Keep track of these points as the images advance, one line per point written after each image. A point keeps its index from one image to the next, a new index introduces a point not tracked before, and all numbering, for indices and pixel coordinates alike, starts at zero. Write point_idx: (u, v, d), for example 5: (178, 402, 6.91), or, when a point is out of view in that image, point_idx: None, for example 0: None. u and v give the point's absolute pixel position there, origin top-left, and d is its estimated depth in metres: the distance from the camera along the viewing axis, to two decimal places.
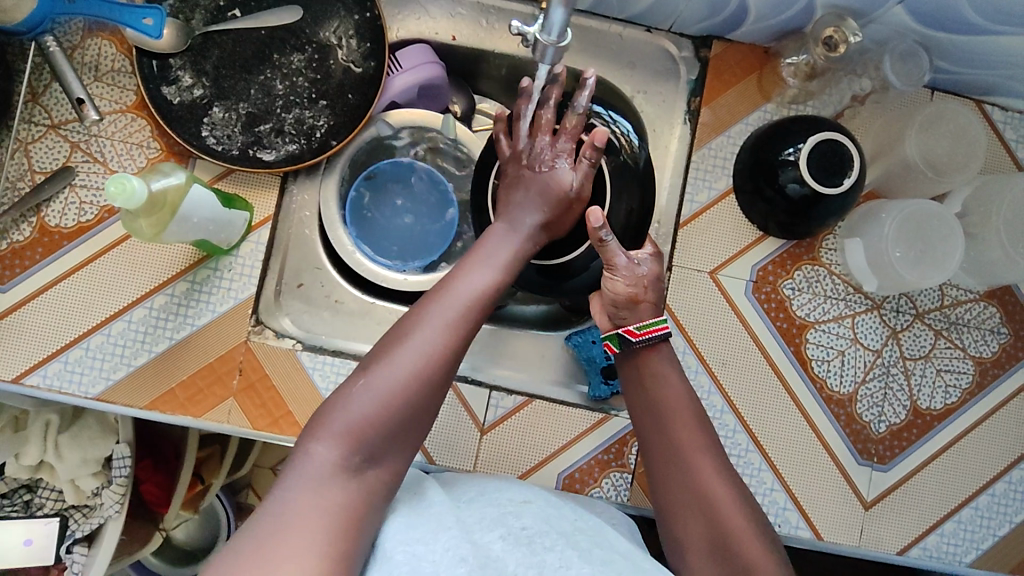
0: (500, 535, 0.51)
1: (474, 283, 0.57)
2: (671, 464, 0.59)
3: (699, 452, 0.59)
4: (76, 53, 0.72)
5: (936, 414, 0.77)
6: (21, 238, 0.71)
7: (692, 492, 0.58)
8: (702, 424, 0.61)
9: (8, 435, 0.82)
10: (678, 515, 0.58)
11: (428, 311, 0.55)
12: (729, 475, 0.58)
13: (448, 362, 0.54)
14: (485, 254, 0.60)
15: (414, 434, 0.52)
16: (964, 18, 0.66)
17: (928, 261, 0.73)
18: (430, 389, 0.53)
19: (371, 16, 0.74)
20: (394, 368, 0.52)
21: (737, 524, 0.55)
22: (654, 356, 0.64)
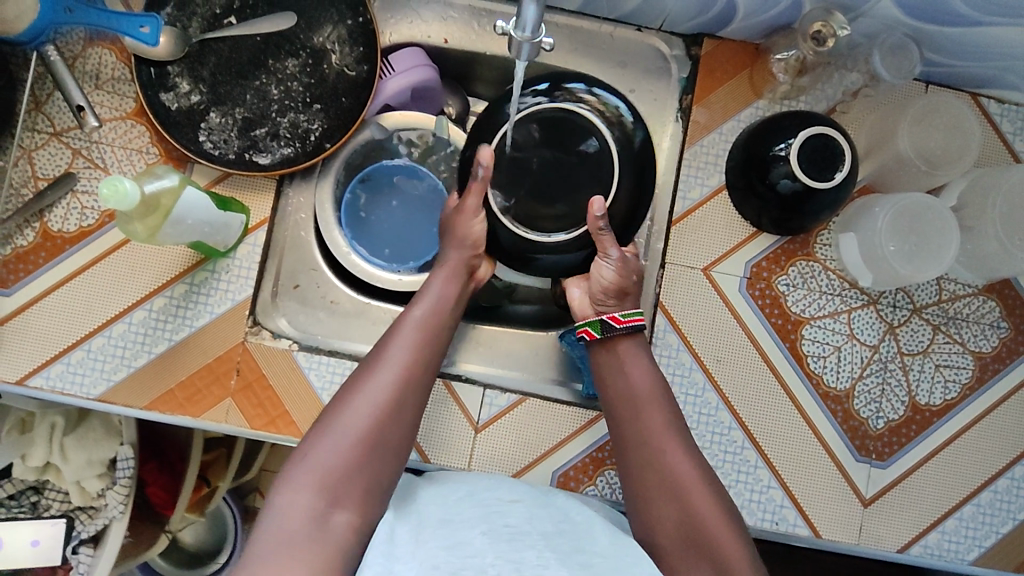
0: (482, 532, 0.53)
1: (415, 334, 0.64)
2: (639, 445, 0.63)
3: (666, 431, 0.63)
4: (77, 62, 0.74)
5: (935, 409, 0.76)
6: (25, 243, 0.73)
7: (660, 470, 0.61)
8: (667, 404, 0.65)
9: (14, 437, 0.84)
10: (649, 498, 0.61)
11: (374, 365, 0.61)
12: (692, 451, 0.63)
13: (398, 406, 0.60)
14: (424, 304, 0.67)
15: (379, 476, 0.57)
16: (953, 9, 0.66)
17: (923, 255, 0.72)
18: (386, 434, 0.58)
19: (364, 20, 0.75)
20: (348, 420, 0.58)
21: (700, 498, 0.60)
22: (628, 342, 0.68)
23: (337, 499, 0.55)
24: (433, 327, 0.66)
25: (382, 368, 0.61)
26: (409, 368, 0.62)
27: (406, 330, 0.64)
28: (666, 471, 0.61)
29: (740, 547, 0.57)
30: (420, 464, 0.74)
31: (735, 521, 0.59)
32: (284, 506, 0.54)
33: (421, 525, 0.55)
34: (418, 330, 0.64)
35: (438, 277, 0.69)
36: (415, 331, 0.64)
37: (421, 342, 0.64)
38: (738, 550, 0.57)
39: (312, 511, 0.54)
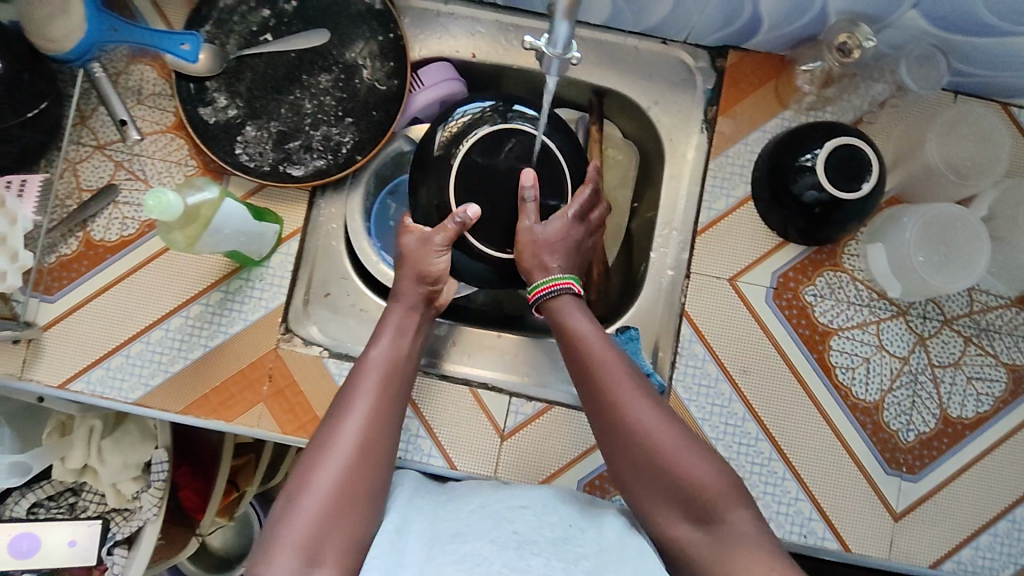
0: (492, 539, 0.54)
1: (375, 381, 0.63)
2: (596, 409, 0.61)
3: (619, 380, 0.61)
4: (120, 78, 0.78)
5: (968, 422, 0.75)
6: (69, 252, 0.75)
7: (619, 431, 0.59)
8: (615, 354, 0.63)
9: (55, 439, 0.87)
10: (619, 457, 0.60)
11: (336, 419, 0.61)
12: (646, 395, 0.60)
13: (366, 459, 0.59)
14: (382, 348, 0.66)
15: (356, 526, 0.57)
16: (982, 20, 0.65)
17: (953, 265, 0.72)
18: (355, 487, 0.58)
19: (394, 37, 0.77)
20: (316, 482, 0.57)
21: (665, 447, 0.58)
22: (559, 304, 0.67)
23: (315, 556, 0.55)
24: (393, 370, 0.65)
25: (344, 421, 0.60)
26: (375, 415, 0.61)
27: (366, 379, 0.64)
28: (627, 428, 0.59)
29: (712, 478, 0.57)
30: (447, 471, 0.75)
31: (702, 451, 0.59)
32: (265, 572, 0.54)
33: (435, 537, 0.56)
34: (378, 376, 0.64)
35: (394, 318, 0.69)
36: (376, 377, 0.64)
37: (384, 387, 0.63)
38: (715, 484, 0.57)
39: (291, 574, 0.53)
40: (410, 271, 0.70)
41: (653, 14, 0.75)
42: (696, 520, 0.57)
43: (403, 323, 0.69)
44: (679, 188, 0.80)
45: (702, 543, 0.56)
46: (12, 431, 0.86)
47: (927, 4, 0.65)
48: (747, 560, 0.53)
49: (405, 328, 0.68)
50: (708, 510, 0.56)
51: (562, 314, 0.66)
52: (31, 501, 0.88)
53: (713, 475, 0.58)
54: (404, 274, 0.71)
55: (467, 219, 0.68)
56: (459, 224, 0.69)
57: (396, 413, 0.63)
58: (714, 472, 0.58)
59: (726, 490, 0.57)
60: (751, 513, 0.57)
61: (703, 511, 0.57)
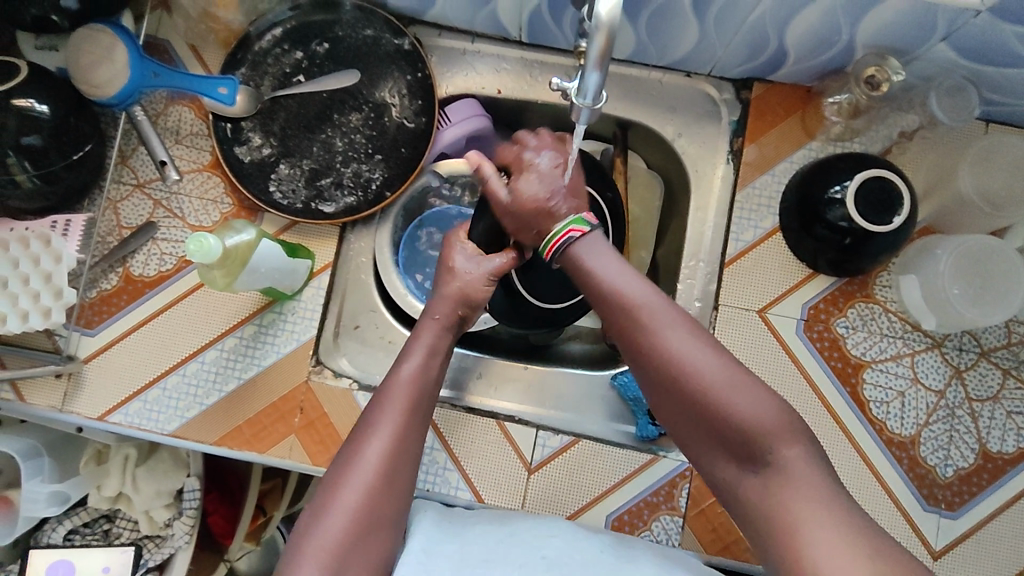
0: (520, 565, 0.56)
1: (401, 395, 0.61)
2: (629, 346, 0.55)
3: (650, 319, 0.54)
4: (159, 119, 0.80)
5: (1008, 457, 0.73)
6: (109, 287, 0.78)
7: (654, 367, 0.53)
8: (647, 285, 0.56)
9: (91, 468, 0.88)
10: (659, 398, 0.54)
11: (359, 440, 0.59)
12: (688, 329, 0.53)
13: (389, 483, 0.58)
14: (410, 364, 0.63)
15: (381, 546, 0.57)
16: (1013, 52, 0.64)
17: (990, 297, 0.70)
18: (381, 513, 0.57)
19: (423, 75, 0.79)
20: (342, 502, 0.56)
21: (709, 383, 0.51)
22: (576, 246, 0.59)
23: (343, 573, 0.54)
24: (421, 390, 0.63)
25: (370, 438, 0.59)
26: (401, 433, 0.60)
27: (393, 393, 0.61)
28: (665, 366, 0.52)
29: (766, 414, 0.50)
30: (474, 504, 0.75)
31: (754, 384, 0.51)
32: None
33: (461, 559, 0.57)
34: (407, 397, 0.61)
35: (427, 337, 0.66)
36: (404, 398, 0.61)
37: (413, 410, 0.61)
38: (769, 421, 0.50)
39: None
40: (454, 292, 0.68)
41: (678, 49, 0.76)
42: (746, 461, 0.50)
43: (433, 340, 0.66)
44: (706, 219, 0.80)
45: (752, 487, 0.50)
46: (51, 460, 0.85)
47: (956, 38, 0.65)
48: (803, 505, 0.47)
49: (433, 351, 0.66)
50: (761, 452, 0.50)
51: (581, 253, 0.59)
52: (66, 528, 0.90)
53: (763, 410, 0.50)
54: (444, 295, 0.68)
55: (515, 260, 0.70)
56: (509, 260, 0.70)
57: (418, 435, 0.61)
58: (764, 406, 0.50)
59: (783, 428, 0.50)
60: (812, 455, 0.50)
61: (751, 451, 0.50)
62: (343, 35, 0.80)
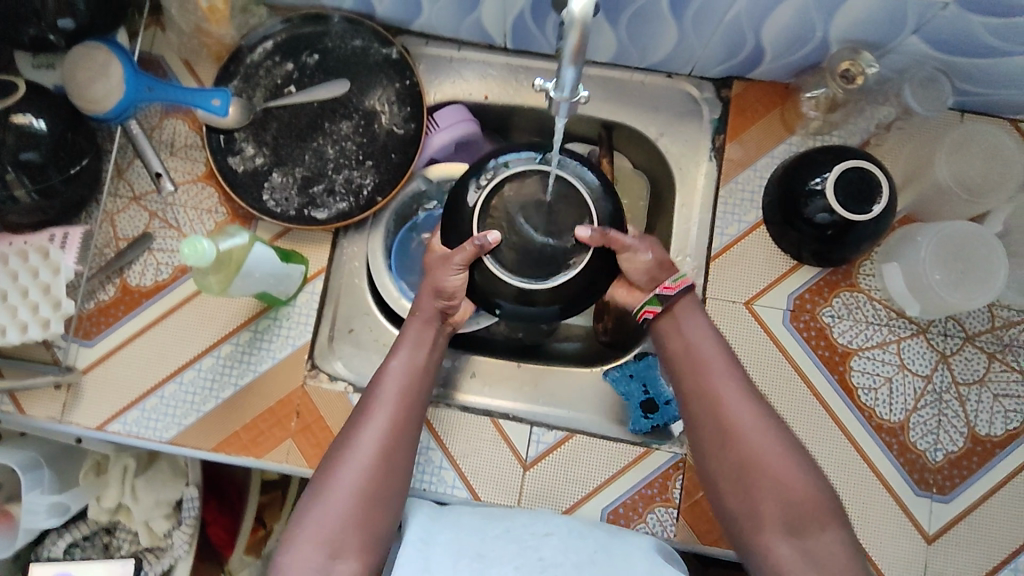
0: (517, 566, 0.57)
1: (395, 387, 0.65)
2: (702, 407, 0.66)
3: (725, 388, 0.65)
4: (154, 132, 0.82)
5: (997, 440, 0.74)
6: (107, 298, 0.79)
7: (721, 427, 0.64)
8: (729, 360, 0.67)
9: (91, 479, 0.89)
10: (716, 454, 0.64)
11: (357, 424, 0.63)
12: (756, 408, 0.65)
13: (383, 464, 0.61)
14: (401, 360, 0.67)
15: (375, 527, 0.59)
16: (982, 42, 0.66)
17: (970, 281, 0.72)
18: (376, 493, 0.60)
19: (411, 83, 0.81)
20: (339, 484, 0.60)
21: (768, 454, 0.62)
22: (685, 304, 0.70)
23: (337, 551, 0.58)
24: (410, 379, 0.66)
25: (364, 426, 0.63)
26: (391, 421, 0.63)
27: (387, 383, 0.66)
28: (732, 430, 0.64)
29: (813, 491, 0.61)
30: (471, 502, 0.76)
31: (808, 466, 0.62)
32: (285, 560, 0.57)
33: (458, 556, 0.58)
34: (398, 386, 0.65)
35: (411, 332, 0.70)
36: (395, 388, 0.65)
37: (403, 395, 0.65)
38: (814, 500, 0.60)
39: (315, 564, 0.57)
40: (428, 285, 0.70)
41: (658, 50, 0.78)
42: (788, 528, 0.60)
43: (421, 337, 0.69)
44: (691, 216, 0.82)
45: (787, 549, 0.59)
46: (51, 471, 0.85)
47: (927, 31, 0.67)
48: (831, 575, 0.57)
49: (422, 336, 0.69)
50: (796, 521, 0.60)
51: (678, 319, 0.70)
52: (67, 541, 0.90)
53: (809, 489, 0.61)
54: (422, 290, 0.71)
55: (486, 244, 0.66)
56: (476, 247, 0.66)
57: (410, 423, 0.65)
58: (810, 487, 0.61)
59: (823, 507, 0.60)
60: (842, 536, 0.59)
61: (794, 520, 0.60)
62: (332, 46, 0.82)
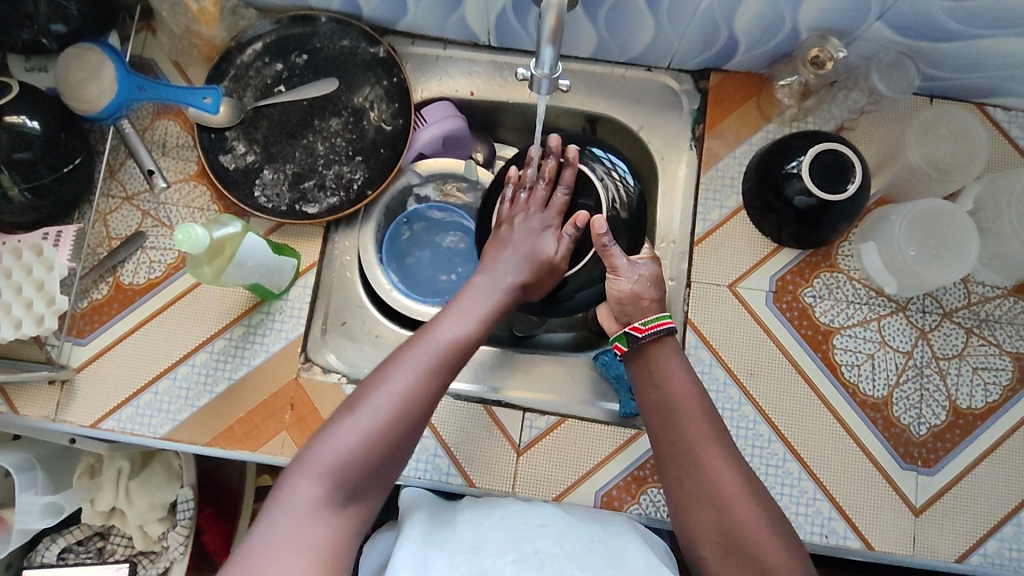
0: (514, 560, 0.57)
1: (443, 341, 0.63)
2: (675, 460, 0.63)
3: (701, 438, 0.63)
4: (146, 133, 0.84)
5: (978, 413, 0.76)
6: (100, 296, 0.80)
7: (698, 482, 0.61)
8: (705, 410, 0.65)
9: (85, 482, 0.88)
10: (691, 510, 0.61)
11: (409, 359, 0.62)
12: (731, 463, 0.62)
13: (422, 406, 0.60)
14: (455, 319, 0.66)
15: (390, 469, 0.59)
16: (943, 25, 0.70)
17: (944, 257, 0.74)
18: (406, 435, 0.59)
19: (398, 80, 0.83)
20: (377, 410, 0.58)
21: (743, 513, 0.59)
22: (661, 349, 0.68)
23: (347, 491, 0.56)
24: (462, 339, 0.64)
25: (405, 371, 0.61)
26: (434, 374, 0.62)
27: (436, 336, 0.64)
28: (706, 486, 0.61)
29: (790, 558, 0.58)
30: (466, 489, 0.76)
31: (787, 533, 0.59)
32: (290, 489, 0.55)
33: (455, 549, 0.59)
34: (457, 339, 0.64)
35: (470, 295, 0.69)
36: (444, 345, 0.63)
37: (459, 347, 0.64)
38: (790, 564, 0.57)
39: (323, 495, 0.55)
40: (519, 253, 0.72)
41: (637, 43, 0.81)
42: None
43: (476, 298, 0.68)
44: (674, 203, 0.84)
45: None
46: (44, 473, 0.85)
47: (890, 16, 0.70)
48: None
49: (496, 281, 0.70)
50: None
51: (656, 363, 0.68)
52: (60, 546, 0.90)
53: (785, 554, 0.57)
54: (508, 257, 0.72)
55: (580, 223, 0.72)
56: (574, 233, 0.72)
57: (448, 384, 0.63)
58: (786, 550, 0.58)
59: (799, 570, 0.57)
60: None
61: None
62: (321, 46, 0.84)
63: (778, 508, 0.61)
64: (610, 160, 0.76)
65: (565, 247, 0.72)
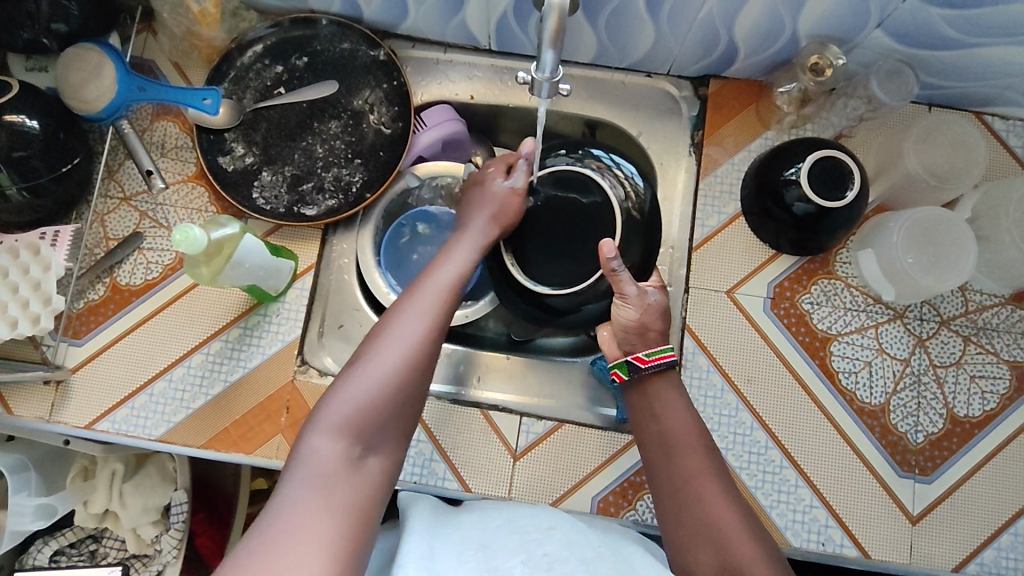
0: (522, 561, 0.56)
1: (441, 287, 0.64)
2: (675, 494, 0.63)
3: (701, 473, 0.63)
4: (145, 133, 0.84)
5: (975, 421, 0.76)
6: (96, 297, 0.80)
7: (698, 516, 0.61)
8: (705, 446, 0.65)
9: (78, 484, 0.88)
10: (689, 546, 0.61)
11: (406, 309, 0.62)
12: (730, 499, 0.61)
13: (429, 351, 0.60)
14: (448, 270, 0.66)
15: (403, 418, 0.58)
16: (942, 34, 0.70)
17: (941, 265, 0.75)
18: (417, 379, 0.59)
19: (398, 83, 0.84)
20: (384, 359, 0.58)
21: (743, 549, 0.58)
22: (661, 383, 0.68)
23: (366, 443, 0.56)
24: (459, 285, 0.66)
25: (408, 317, 0.61)
26: (435, 319, 0.62)
27: (433, 283, 0.64)
28: (706, 521, 0.60)
29: None
30: (462, 494, 0.76)
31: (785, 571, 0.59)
32: (308, 451, 0.54)
33: (464, 546, 0.58)
34: (448, 289, 0.64)
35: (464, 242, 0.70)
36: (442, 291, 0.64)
37: (454, 295, 0.64)
38: None
39: (344, 450, 0.55)
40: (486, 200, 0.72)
41: (637, 49, 0.81)
42: None
43: (467, 247, 0.69)
44: (673, 208, 0.84)
45: None
46: (38, 474, 0.84)
47: (890, 24, 0.70)
48: None
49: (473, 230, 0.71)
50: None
51: (655, 397, 0.67)
52: (53, 548, 0.89)
53: None
54: (481, 208, 0.72)
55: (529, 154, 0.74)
56: (529, 163, 0.74)
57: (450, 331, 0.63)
58: None
59: None
60: None
61: None
62: (321, 49, 0.84)
63: (776, 546, 0.60)
64: (617, 162, 0.76)
65: (524, 175, 0.74)
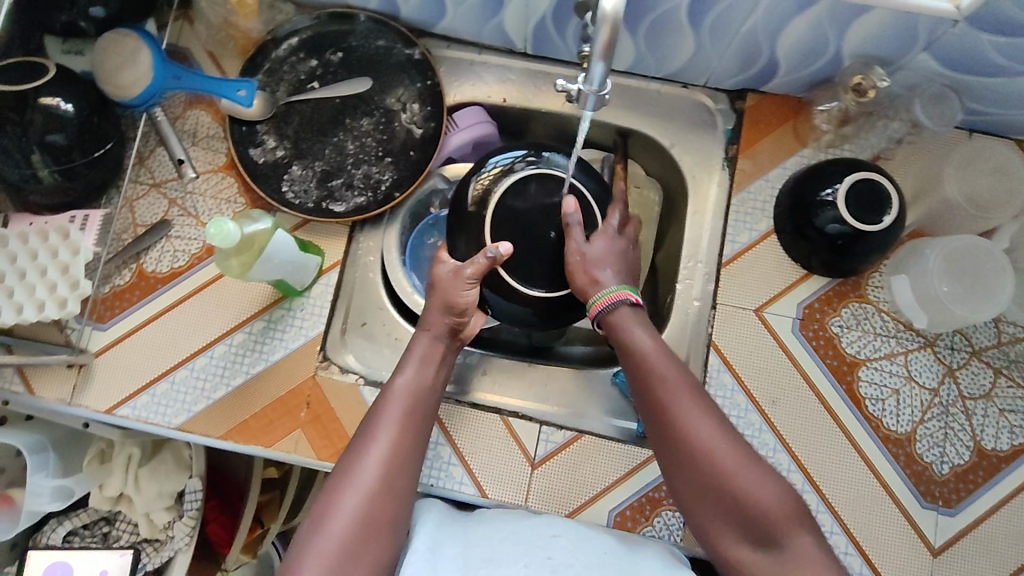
0: (526, 565, 0.56)
1: (394, 410, 0.65)
2: (656, 421, 0.61)
3: (674, 390, 0.61)
4: (178, 121, 0.84)
5: (1002, 455, 0.75)
6: (122, 283, 0.80)
7: (679, 443, 0.59)
8: (676, 365, 0.62)
9: (94, 466, 0.88)
10: (676, 472, 0.59)
11: (360, 445, 0.63)
12: (707, 411, 0.59)
13: (389, 482, 0.61)
14: (400, 389, 0.67)
15: (373, 552, 0.58)
16: (993, 61, 0.68)
17: (976, 296, 0.73)
18: (381, 513, 0.59)
19: (432, 83, 0.83)
20: (343, 504, 0.59)
21: (727, 466, 0.57)
22: (619, 311, 0.66)
23: None
24: (417, 399, 0.67)
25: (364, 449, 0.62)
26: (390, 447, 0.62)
27: (388, 409, 0.65)
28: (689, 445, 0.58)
29: (776, 499, 0.56)
30: (478, 499, 0.75)
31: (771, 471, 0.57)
32: None
33: (468, 559, 0.58)
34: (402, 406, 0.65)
35: (420, 348, 0.70)
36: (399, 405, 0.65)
37: (409, 416, 0.65)
38: (782, 508, 0.55)
39: None
40: (438, 302, 0.71)
41: (674, 60, 0.80)
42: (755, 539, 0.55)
43: (422, 359, 0.69)
44: (704, 221, 0.82)
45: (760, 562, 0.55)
46: (56, 455, 0.85)
47: (937, 46, 0.69)
48: None
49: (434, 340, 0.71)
50: (773, 542, 0.55)
51: (618, 321, 0.66)
52: (66, 528, 0.89)
53: (774, 495, 0.56)
54: (432, 304, 0.71)
55: (498, 255, 0.68)
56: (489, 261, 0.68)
57: (411, 451, 0.64)
58: (774, 491, 0.56)
59: (796, 515, 0.55)
60: (813, 538, 0.55)
61: (764, 532, 0.55)
62: (357, 45, 0.84)
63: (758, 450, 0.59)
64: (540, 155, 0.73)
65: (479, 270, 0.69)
